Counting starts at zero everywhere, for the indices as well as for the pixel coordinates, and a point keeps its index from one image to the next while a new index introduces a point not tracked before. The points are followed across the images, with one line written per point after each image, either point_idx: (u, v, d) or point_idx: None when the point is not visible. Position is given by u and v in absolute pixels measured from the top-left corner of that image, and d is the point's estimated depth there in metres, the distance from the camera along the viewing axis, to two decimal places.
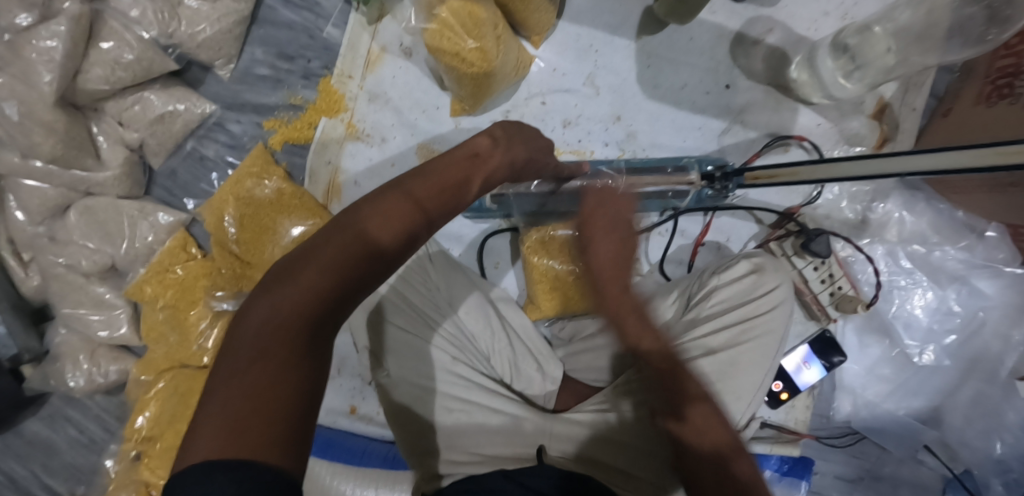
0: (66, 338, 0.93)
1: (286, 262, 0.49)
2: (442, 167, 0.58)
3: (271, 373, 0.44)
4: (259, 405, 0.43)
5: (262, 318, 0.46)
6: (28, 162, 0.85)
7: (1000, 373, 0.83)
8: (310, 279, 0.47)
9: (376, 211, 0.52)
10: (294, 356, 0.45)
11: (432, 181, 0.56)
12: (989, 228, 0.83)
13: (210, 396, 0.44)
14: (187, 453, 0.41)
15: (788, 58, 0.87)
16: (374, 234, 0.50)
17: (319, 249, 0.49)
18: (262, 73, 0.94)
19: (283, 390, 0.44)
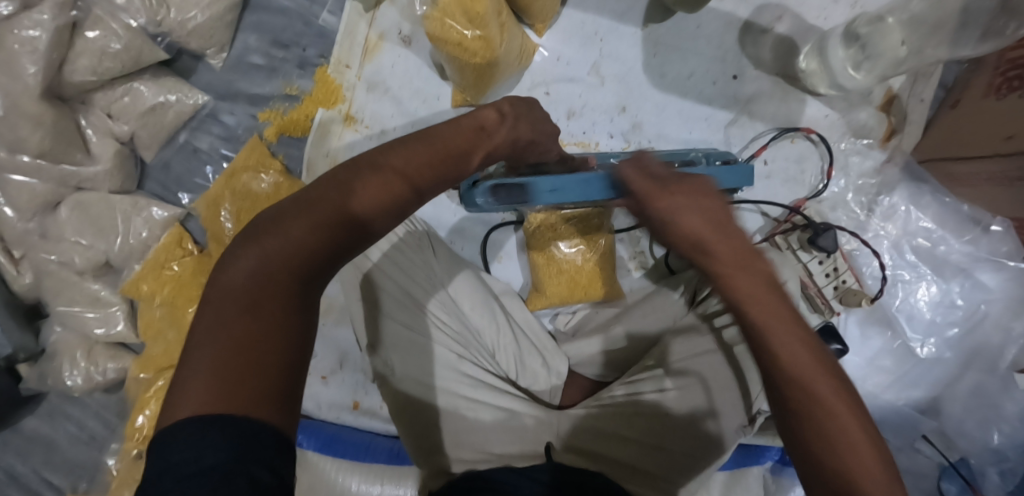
0: (63, 336, 0.93)
1: (275, 213, 0.48)
2: (446, 135, 0.56)
3: (259, 330, 0.43)
4: (251, 358, 0.42)
5: (251, 271, 0.45)
6: (15, 156, 0.83)
7: (1000, 365, 0.84)
8: (301, 236, 0.46)
9: (376, 176, 0.49)
10: (283, 314, 0.45)
11: (431, 147, 0.54)
12: (995, 221, 0.83)
13: (196, 342, 0.43)
14: (175, 407, 0.40)
15: (797, 47, 0.85)
16: (372, 196, 0.49)
17: (310, 204, 0.47)
18: (256, 62, 0.91)
19: (272, 347, 0.43)
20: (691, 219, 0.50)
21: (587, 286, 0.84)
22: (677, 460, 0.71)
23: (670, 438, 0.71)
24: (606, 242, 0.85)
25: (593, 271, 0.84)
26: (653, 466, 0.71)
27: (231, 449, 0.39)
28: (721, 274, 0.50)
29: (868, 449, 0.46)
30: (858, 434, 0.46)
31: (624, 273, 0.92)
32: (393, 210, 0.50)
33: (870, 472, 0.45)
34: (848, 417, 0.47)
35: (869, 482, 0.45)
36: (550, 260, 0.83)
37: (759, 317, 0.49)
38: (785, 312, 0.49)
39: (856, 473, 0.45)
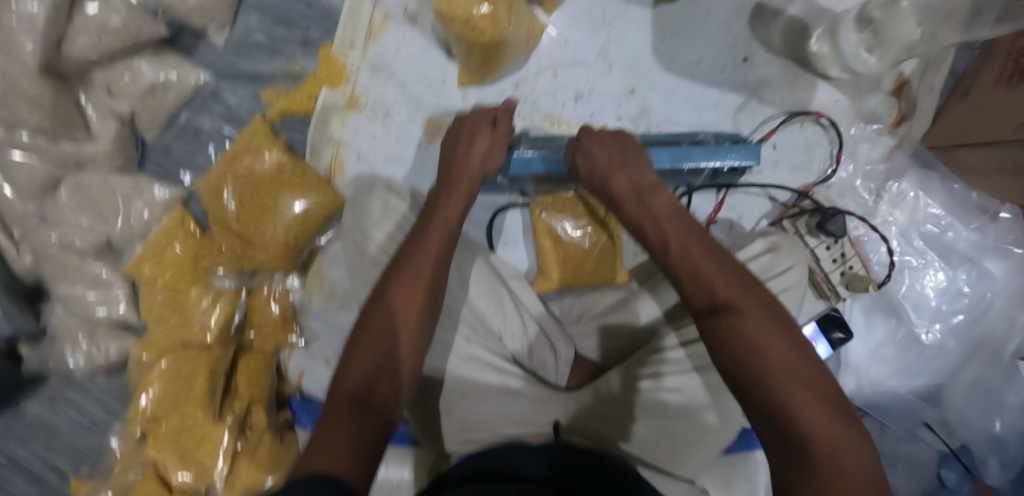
0: (62, 319, 0.93)
1: (350, 348, 0.57)
2: (448, 218, 0.66)
3: (339, 416, 0.50)
4: (334, 432, 0.48)
5: (337, 384, 0.54)
6: (15, 134, 0.82)
7: (1004, 354, 0.84)
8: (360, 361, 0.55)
9: (410, 273, 0.61)
10: (357, 400, 0.52)
11: (437, 230, 0.65)
12: (1003, 209, 0.82)
13: (311, 444, 0.48)
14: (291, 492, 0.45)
15: (808, 31, 0.84)
16: (415, 295, 0.60)
17: (362, 337, 0.57)
18: (258, 41, 0.89)
19: (353, 425, 0.50)
20: (616, 176, 0.65)
21: (593, 271, 0.84)
22: (680, 445, 0.72)
23: (676, 424, 0.72)
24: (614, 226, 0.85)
25: (600, 255, 0.84)
26: (656, 450, 0.72)
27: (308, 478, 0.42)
28: (643, 219, 0.61)
29: (797, 372, 0.48)
30: (783, 356, 0.48)
31: (630, 258, 0.92)
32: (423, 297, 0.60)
33: (798, 392, 0.46)
34: (783, 347, 0.49)
35: (797, 403, 0.46)
36: (557, 244, 0.83)
37: (685, 253, 0.56)
38: (709, 250, 0.55)
39: (783, 393, 0.46)
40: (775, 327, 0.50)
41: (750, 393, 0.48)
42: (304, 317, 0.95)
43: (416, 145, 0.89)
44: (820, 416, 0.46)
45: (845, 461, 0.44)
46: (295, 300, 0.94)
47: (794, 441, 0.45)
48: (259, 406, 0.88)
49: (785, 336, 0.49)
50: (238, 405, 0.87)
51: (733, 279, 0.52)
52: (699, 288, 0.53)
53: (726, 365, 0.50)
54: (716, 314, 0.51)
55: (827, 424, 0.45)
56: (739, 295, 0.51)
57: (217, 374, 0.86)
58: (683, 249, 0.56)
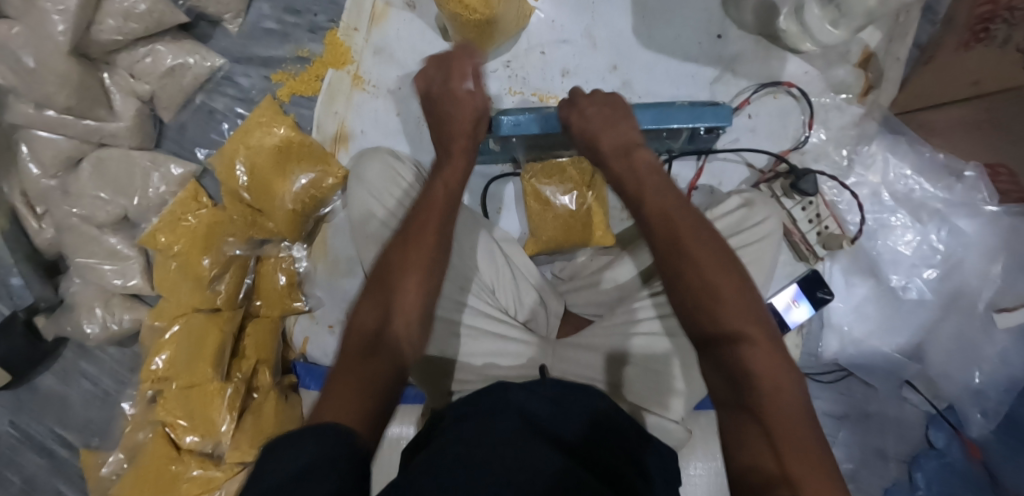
0: (81, 288, 0.98)
1: (365, 298, 0.60)
2: (451, 178, 0.70)
3: (346, 375, 0.52)
4: (342, 391, 0.50)
5: (346, 345, 0.57)
6: (41, 111, 0.90)
7: (979, 306, 0.88)
8: (366, 325, 0.57)
9: (416, 234, 0.63)
10: (366, 359, 0.54)
11: (441, 189, 0.68)
12: (968, 168, 0.87)
13: (322, 401, 0.50)
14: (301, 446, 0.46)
15: (776, 9, 0.88)
16: (425, 250, 0.62)
17: (367, 301, 0.60)
18: (270, 28, 0.96)
19: (359, 382, 0.51)
20: (605, 136, 0.69)
21: (581, 233, 0.88)
22: (662, 385, 0.76)
23: (655, 364, 0.77)
24: (600, 187, 0.90)
25: (587, 216, 0.88)
26: (639, 388, 0.77)
27: (317, 438, 0.43)
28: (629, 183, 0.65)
29: (746, 317, 0.54)
30: (733, 304, 0.54)
31: (618, 223, 0.97)
32: (430, 257, 0.62)
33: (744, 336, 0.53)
34: (732, 300, 0.54)
35: (741, 344, 0.52)
36: (547, 207, 0.88)
37: (659, 211, 0.60)
38: (689, 216, 0.60)
39: (738, 348, 0.52)
40: (746, 294, 0.55)
41: (705, 335, 0.54)
42: (309, 286, 1.00)
43: (416, 121, 0.94)
44: (765, 358, 0.52)
45: (779, 395, 0.50)
46: (301, 267, 0.99)
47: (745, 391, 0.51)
48: (265, 366, 0.93)
49: (738, 287, 0.55)
50: (245, 365, 0.92)
51: (696, 237, 0.58)
52: (674, 251, 0.57)
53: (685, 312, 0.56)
54: (675, 267, 0.57)
55: (769, 363, 0.52)
56: (712, 261, 0.56)
57: (226, 333, 0.91)
58: (666, 215, 0.60)
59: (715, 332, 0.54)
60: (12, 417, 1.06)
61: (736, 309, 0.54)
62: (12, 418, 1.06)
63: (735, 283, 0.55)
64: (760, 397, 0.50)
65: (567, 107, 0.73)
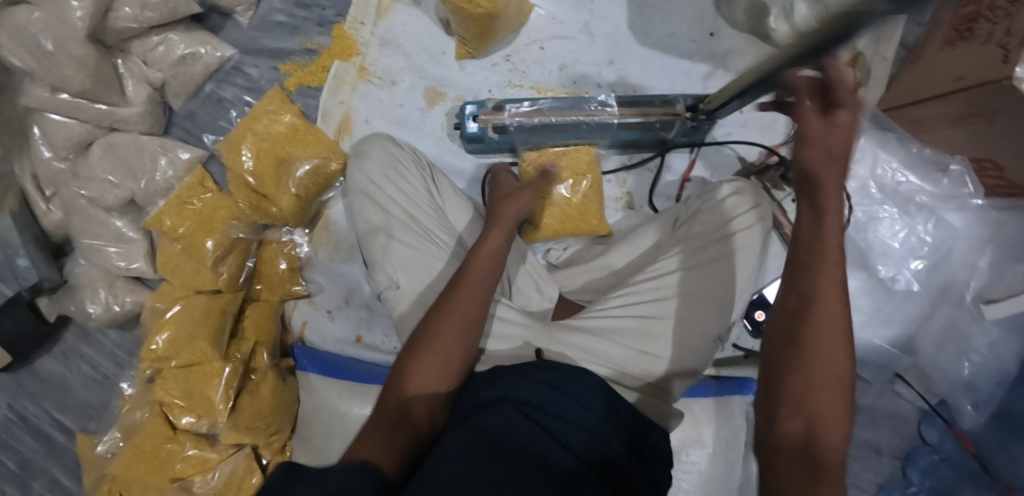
0: (86, 269, 1.00)
1: (412, 354, 0.68)
2: (498, 244, 0.76)
3: (382, 425, 0.63)
4: (384, 421, 0.64)
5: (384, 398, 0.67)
6: (56, 95, 0.93)
7: (967, 298, 0.89)
8: (398, 389, 0.66)
9: (454, 299, 0.70)
10: (392, 430, 0.63)
11: (481, 259, 0.74)
12: (954, 162, 0.89)
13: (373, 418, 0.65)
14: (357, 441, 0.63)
15: (766, 7, 0.90)
16: (455, 316, 0.69)
17: (404, 366, 0.68)
18: (280, 21, 1.00)
19: (378, 449, 0.60)
20: (814, 134, 0.57)
21: (578, 220, 0.91)
22: (660, 364, 0.79)
23: (649, 344, 0.79)
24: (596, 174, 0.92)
25: (584, 204, 0.91)
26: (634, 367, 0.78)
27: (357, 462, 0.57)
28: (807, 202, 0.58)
29: (834, 389, 0.53)
30: (824, 369, 0.53)
31: (613, 213, 0.96)
32: (463, 321, 0.69)
33: (825, 402, 0.52)
34: (821, 365, 0.53)
35: (821, 413, 0.52)
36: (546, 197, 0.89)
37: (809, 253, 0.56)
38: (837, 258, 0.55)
39: (811, 405, 0.52)
40: (840, 354, 0.53)
41: (789, 390, 0.54)
42: (309, 271, 1.02)
43: (419, 111, 0.97)
44: (835, 433, 0.51)
45: (830, 462, 0.50)
46: (301, 252, 1.02)
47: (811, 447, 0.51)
48: (264, 348, 0.95)
49: (839, 358, 0.53)
50: (244, 346, 0.94)
51: (831, 296, 0.54)
52: (801, 295, 0.55)
53: (779, 364, 0.55)
54: (799, 312, 0.55)
55: (837, 439, 0.51)
56: (833, 318, 0.54)
57: (227, 314, 0.93)
58: (802, 252, 0.57)
59: (797, 387, 0.53)
60: (10, 399, 1.07)
61: (828, 369, 0.53)
62: (10, 401, 1.07)
63: (829, 344, 0.53)
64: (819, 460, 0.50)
65: (829, 65, 0.54)
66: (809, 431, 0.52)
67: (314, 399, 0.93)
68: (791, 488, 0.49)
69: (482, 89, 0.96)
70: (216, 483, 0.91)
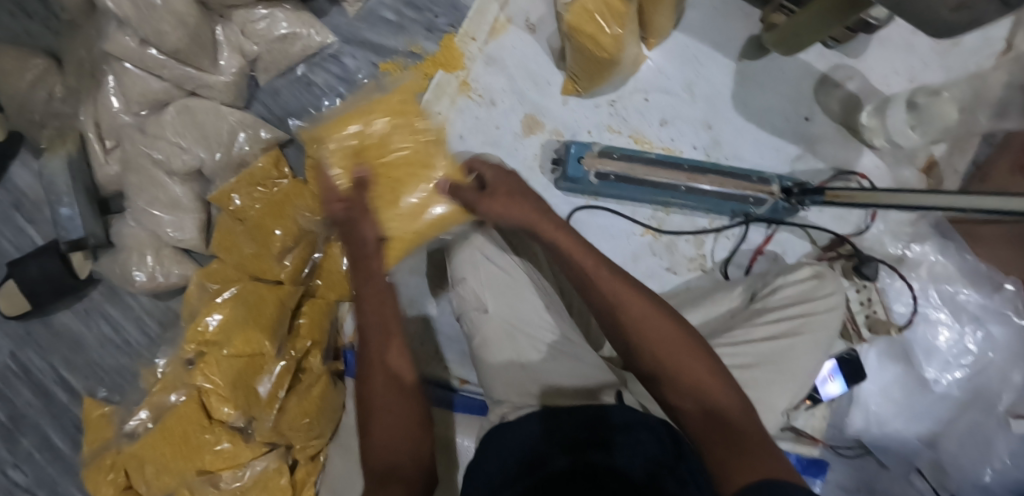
0: (134, 231, 0.94)
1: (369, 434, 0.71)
2: (360, 271, 0.82)
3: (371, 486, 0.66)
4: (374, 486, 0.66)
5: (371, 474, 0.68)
6: (144, 49, 0.87)
7: (997, 408, 0.95)
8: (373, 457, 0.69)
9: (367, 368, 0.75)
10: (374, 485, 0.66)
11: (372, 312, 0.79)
12: (1008, 281, 0.95)
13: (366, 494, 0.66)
14: None
15: (860, 105, 0.98)
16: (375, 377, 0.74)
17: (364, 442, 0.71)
18: (386, 17, 0.98)
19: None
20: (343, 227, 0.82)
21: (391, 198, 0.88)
22: None
23: None
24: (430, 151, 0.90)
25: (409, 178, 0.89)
26: None
27: None
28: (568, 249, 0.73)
29: (689, 352, 0.64)
30: (669, 350, 0.64)
31: (683, 273, 0.98)
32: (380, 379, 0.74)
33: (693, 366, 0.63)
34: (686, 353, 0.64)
35: (699, 380, 0.62)
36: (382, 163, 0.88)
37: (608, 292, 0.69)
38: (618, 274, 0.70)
39: (686, 379, 0.62)
40: (664, 319, 0.67)
41: (673, 381, 0.63)
42: None
43: (513, 136, 0.96)
44: (721, 389, 0.62)
45: (733, 418, 0.59)
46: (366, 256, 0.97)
47: (714, 411, 0.60)
48: (316, 348, 0.93)
49: (673, 329, 0.66)
50: (300, 344, 0.92)
51: (626, 295, 0.68)
52: (615, 320, 0.68)
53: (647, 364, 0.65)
54: (620, 329, 0.67)
55: (718, 389, 0.61)
56: (642, 315, 0.67)
57: (285, 307, 0.90)
58: (595, 281, 0.70)
59: (672, 374, 0.63)
60: (14, 348, 1.00)
61: (669, 333, 0.65)
62: (14, 349, 1.00)
63: (661, 323, 0.66)
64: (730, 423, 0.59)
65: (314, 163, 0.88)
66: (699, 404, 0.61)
67: None
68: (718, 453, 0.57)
69: (582, 128, 0.96)
70: (246, 481, 0.88)
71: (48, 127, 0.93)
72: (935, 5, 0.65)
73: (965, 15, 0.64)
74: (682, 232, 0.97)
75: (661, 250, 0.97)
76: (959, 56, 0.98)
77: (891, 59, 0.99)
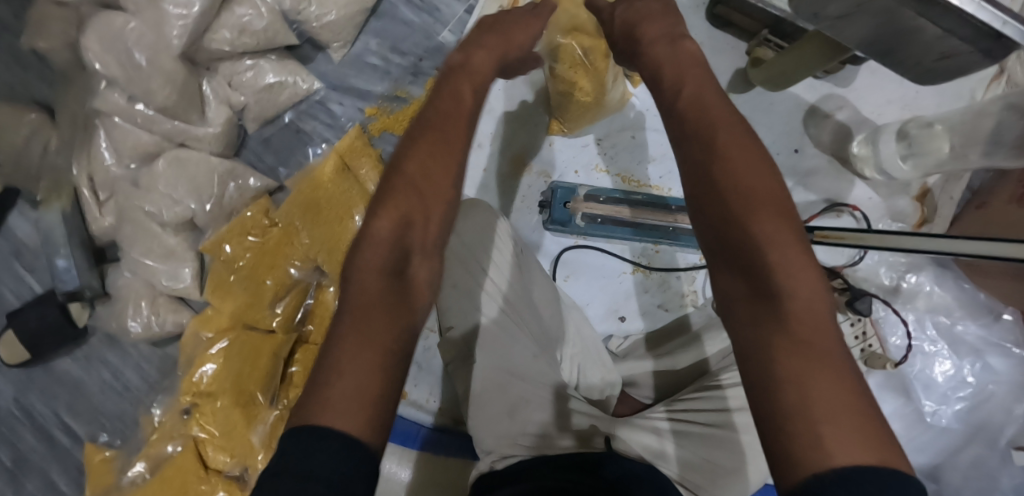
0: (129, 281, 0.95)
1: (332, 351, 0.47)
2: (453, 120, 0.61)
3: (349, 359, 0.47)
4: (350, 358, 0.46)
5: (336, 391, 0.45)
6: (132, 104, 0.89)
7: (1000, 441, 0.92)
8: (345, 378, 0.46)
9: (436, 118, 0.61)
10: (352, 392, 0.45)
11: (458, 94, 0.63)
12: (1007, 311, 0.94)
13: (332, 356, 0.47)
14: (332, 398, 0.45)
15: (851, 135, 0.97)
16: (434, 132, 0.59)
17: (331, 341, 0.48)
18: (372, 63, 0.99)
19: (361, 378, 0.46)
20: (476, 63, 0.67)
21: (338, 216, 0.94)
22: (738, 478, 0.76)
23: (716, 454, 0.78)
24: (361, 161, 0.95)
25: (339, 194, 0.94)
26: (699, 476, 0.77)
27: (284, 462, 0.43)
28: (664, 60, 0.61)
29: (782, 220, 0.49)
30: (751, 203, 0.49)
31: (675, 309, 0.98)
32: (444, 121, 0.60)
33: (782, 240, 0.48)
34: (774, 220, 0.49)
35: (782, 263, 0.47)
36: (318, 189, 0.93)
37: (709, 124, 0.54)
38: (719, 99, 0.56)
39: (756, 242, 0.48)
40: (759, 164, 0.51)
41: (746, 253, 0.48)
42: None
43: (502, 179, 0.96)
44: (807, 282, 0.47)
45: (794, 302, 0.46)
46: None
47: (770, 294, 0.47)
48: None
49: (759, 175, 0.51)
50: (292, 392, 0.93)
51: (719, 117, 0.54)
52: (700, 136, 0.54)
53: (711, 203, 0.51)
54: (704, 146, 0.53)
55: (800, 277, 0.47)
56: (731, 137, 0.53)
57: (278, 357, 0.91)
58: (695, 96, 0.57)
59: (750, 243, 0.48)
60: (16, 394, 1.01)
61: (751, 181, 0.50)
62: (16, 395, 1.01)
63: (747, 157, 0.51)
64: (783, 307, 0.46)
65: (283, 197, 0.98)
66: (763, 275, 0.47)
67: None
68: (752, 336, 0.47)
69: (569, 167, 0.96)
70: None
71: (44, 178, 0.94)
72: (920, 55, 0.66)
73: (949, 63, 0.66)
74: (672, 269, 0.97)
75: (653, 287, 0.98)
76: (952, 82, 0.97)
77: (882, 88, 0.98)
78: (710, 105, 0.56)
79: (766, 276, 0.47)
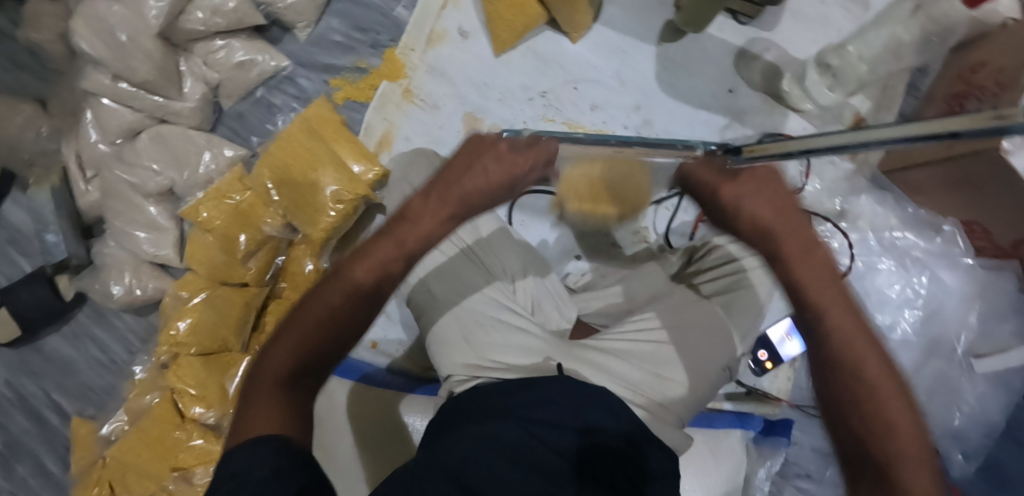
0: (114, 252, 1.02)
1: (248, 406, 0.61)
2: (389, 259, 0.63)
3: (260, 413, 0.59)
4: (261, 409, 0.60)
5: (246, 430, 0.59)
6: (116, 83, 0.97)
7: (957, 351, 0.95)
8: (259, 425, 0.59)
9: (376, 252, 0.63)
10: (257, 433, 0.58)
11: (400, 235, 0.64)
12: (947, 223, 0.97)
13: (249, 408, 0.60)
14: (252, 426, 0.59)
15: (781, 72, 1.04)
16: (374, 259, 0.63)
17: (251, 401, 0.61)
18: (336, 40, 1.08)
19: (269, 424, 0.59)
20: (427, 215, 0.64)
21: (304, 177, 0.99)
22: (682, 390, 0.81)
23: (664, 369, 0.82)
24: (327, 122, 1.01)
25: (305, 157, 0.99)
26: (648, 390, 0.80)
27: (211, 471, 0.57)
28: (784, 221, 0.60)
29: (901, 403, 0.57)
30: (877, 385, 0.57)
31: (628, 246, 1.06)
32: (382, 268, 0.63)
33: (907, 437, 0.56)
34: (896, 402, 0.57)
35: (901, 442, 0.56)
36: (286, 151, 1.00)
37: (837, 330, 0.58)
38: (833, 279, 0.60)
39: (879, 412, 0.57)
40: (873, 350, 0.59)
41: (870, 429, 0.57)
42: None
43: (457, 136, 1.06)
44: (917, 451, 0.56)
45: (911, 469, 0.55)
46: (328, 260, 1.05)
47: (884, 464, 0.56)
48: None
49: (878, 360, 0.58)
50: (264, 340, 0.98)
51: (842, 320, 0.59)
52: (826, 334, 0.59)
53: (840, 387, 0.59)
54: (827, 347, 0.59)
55: (915, 453, 0.56)
56: (851, 330, 0.59)
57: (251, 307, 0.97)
58: (808, 283, 0.59)
59: (873, 419, 0.57)
60: (8, 377, 1.06)
61: (870, 368, 0.58)
62: (9, 378, 1.06)
63: (870, 352, 0.58)
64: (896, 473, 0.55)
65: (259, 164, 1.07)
66: (883, 449, 0.56)
67: (328, 399, 0.92)
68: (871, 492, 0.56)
69: (518, 120, 1.05)
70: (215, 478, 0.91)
71: (37, 164, 1.03)
72: None
73: None
74: None
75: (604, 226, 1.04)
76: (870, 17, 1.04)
77: (807, 29, 1.05)
78: (827, 302, 0.59)
79: (886, 450, 0.56)
